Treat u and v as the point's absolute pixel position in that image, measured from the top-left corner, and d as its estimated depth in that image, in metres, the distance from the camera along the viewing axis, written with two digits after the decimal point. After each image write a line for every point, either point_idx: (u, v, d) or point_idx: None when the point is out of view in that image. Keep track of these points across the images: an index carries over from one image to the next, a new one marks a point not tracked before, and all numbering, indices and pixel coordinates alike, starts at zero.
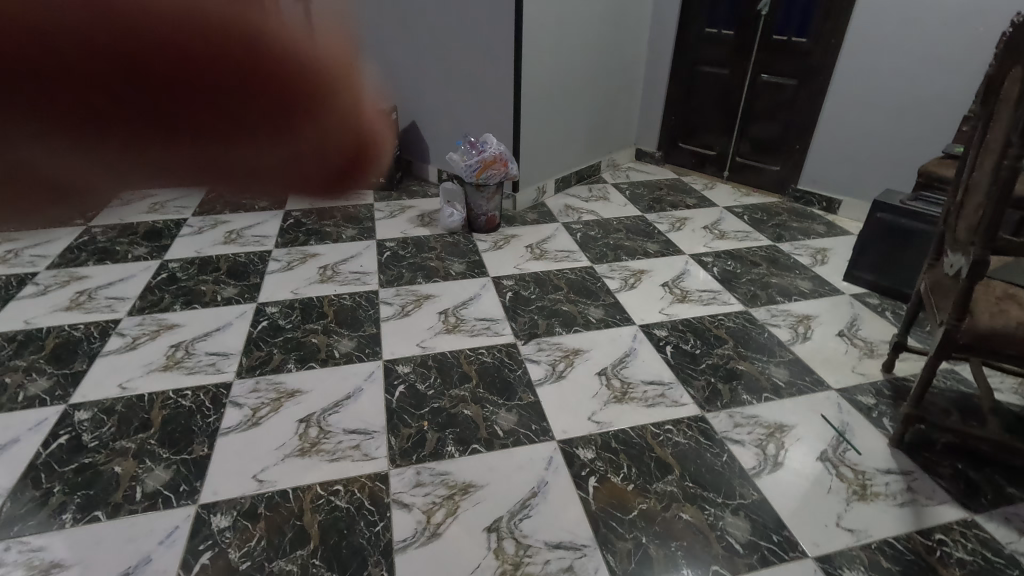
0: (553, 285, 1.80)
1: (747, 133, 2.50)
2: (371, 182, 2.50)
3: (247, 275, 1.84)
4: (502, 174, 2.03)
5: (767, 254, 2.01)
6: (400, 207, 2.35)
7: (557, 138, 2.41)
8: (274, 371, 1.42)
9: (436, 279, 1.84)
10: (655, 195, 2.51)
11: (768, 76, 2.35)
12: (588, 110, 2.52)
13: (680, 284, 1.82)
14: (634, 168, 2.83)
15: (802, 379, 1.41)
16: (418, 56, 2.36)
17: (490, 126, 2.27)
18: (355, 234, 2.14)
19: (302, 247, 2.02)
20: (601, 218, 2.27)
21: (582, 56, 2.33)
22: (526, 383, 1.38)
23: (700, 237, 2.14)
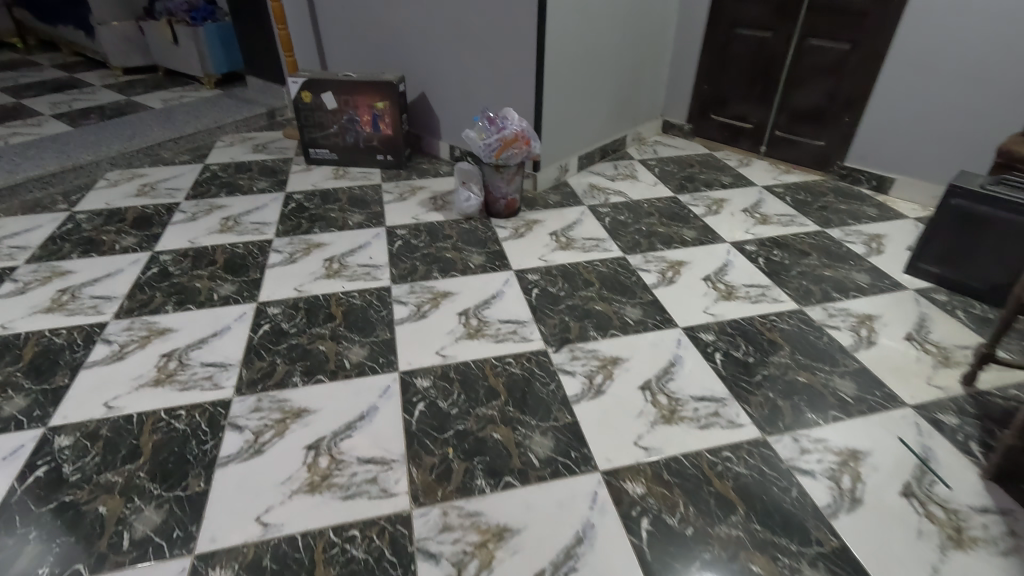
0: (582, 281, 1.63)
1: (788, 104, 2.28)
2: (378, 160, 2.31)
3: (245, 269, 1.67)
4: (524, 153, 1.83)
5: (816, 242, 1.82)
6: (410, 189, 2.16)
7: (580, 110, 2.20)
8: (277, 386, 1.26)
9: (454, 273, 1.67)
10: (686, 173, 2.30)
11: (817, 41, 2.11)
12: (614, 79, 2.29)
13: (723, 278, 1.64)
14: (661, 142, 2.61)
15: (872, 394, 1.25)
16: (427, 20, 2.13)
17: (508, 99, 2.06)
18: (362, 220, 1.96)
19: (305, 236, 1.85)
20: (631, 201, 2.08)
21: (608, 18, 2.10)
22: (561, 400, 1.22)
23: (740, 221, 1.94)
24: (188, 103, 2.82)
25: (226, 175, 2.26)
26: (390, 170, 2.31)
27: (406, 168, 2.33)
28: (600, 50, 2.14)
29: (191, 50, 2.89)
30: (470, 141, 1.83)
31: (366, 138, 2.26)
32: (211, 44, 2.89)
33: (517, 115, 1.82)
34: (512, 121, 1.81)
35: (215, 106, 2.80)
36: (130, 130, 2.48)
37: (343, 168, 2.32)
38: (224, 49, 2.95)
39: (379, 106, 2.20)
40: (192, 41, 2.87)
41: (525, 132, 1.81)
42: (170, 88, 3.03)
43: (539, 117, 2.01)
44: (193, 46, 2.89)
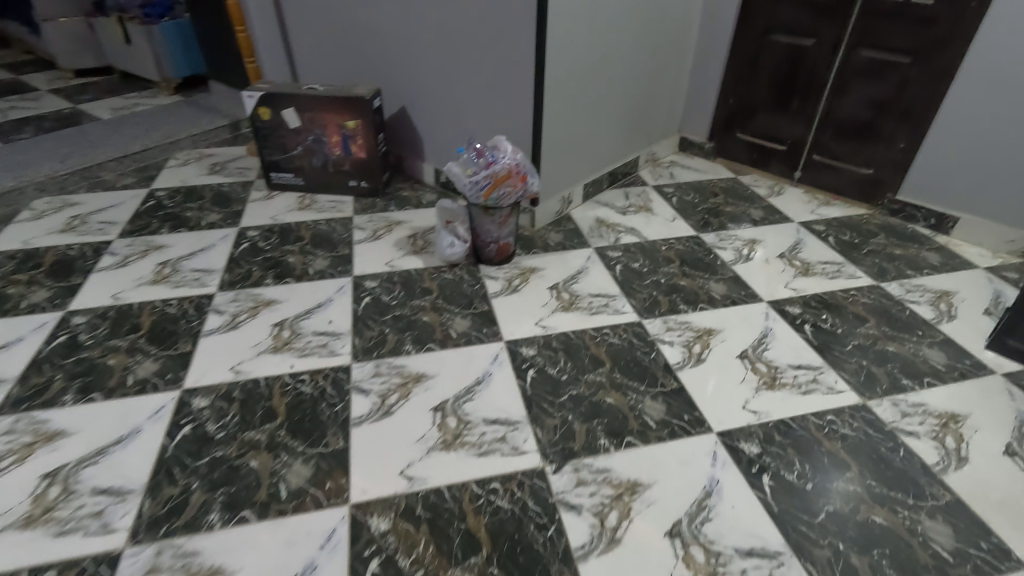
0: (589, 357, 1.32)
1: (831, 125, 1.95)
2: (352, 187, 1.99)
3: (173, 339, 1.36)
4: (519, 193, 1.51)
5: (872, 302, 1.51)
6: (386, 224, 1.84)
7: (586, 132, 1.87)
8: (187, 529, 0.96)
9: (431, 344, 1.36)
10: (709, 204, 1.98)
11: (871, 52, 1.78)
12: (627, 94, 1.96)
13: (764, 355, 1.33)
14: (678, 163, 2.28)
15: (975, 547, 0.94)
16: (408, 24, 1.80)
17: (503, 120, 1.74)
18: (326, 266, 1.64)
19: (254, 290, 1.53)
20: (646, 242, 1.76)
21: (622, 24, 1.77)
22: (563, 556, 0.92)
23: (777, 272, 1.62)
24: (141, 112, 2.49)
25: (173, 204, 1.94)
26: (366, 199, 1.99)
27: (384, 195, 2.02)
28: (610, 62, 1.81)
29: (146, 51, 2.55)
30: (452, 176, 1.50)
31: (337, 162, 1.94)
32: (167, 43, 2.55)
33: (511, 146, 1.51)
34: (505, 153, 1.49)
35: (171, 116, 2.47)
36: (68, 148, 2.16)
37: (311, 195, 2.00)
38: (184, 47, 2.60)
39: (350, 126, 1.87)
40: (146, 41, 2.53)
41: (520, 167, 1.48)
42: (124, 93, 2.69)
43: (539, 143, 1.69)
44: (147, 47, 2.55)
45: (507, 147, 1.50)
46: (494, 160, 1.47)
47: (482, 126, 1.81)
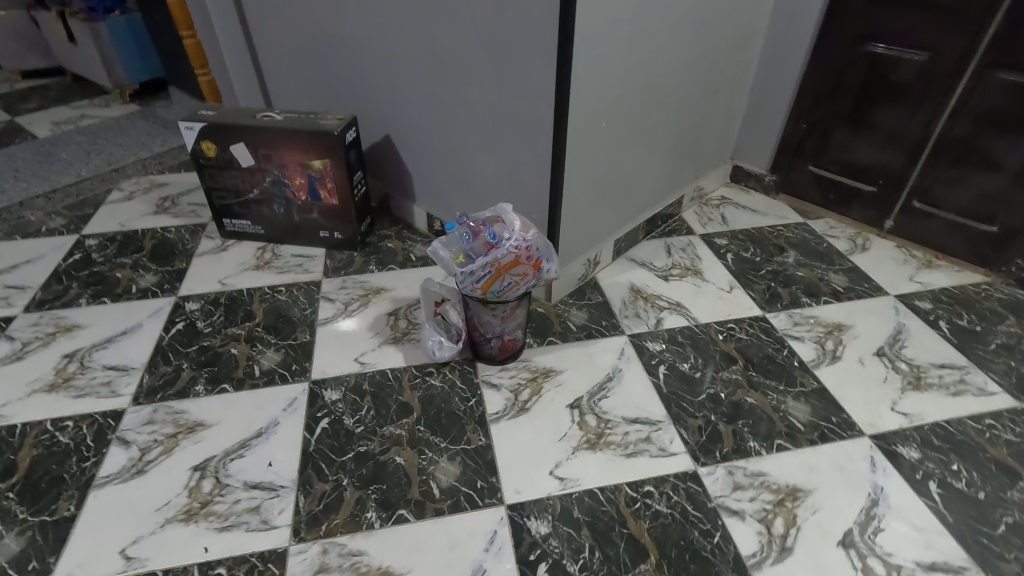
0: (626, 541, 0.93)
1: (940, 166, 1.50)
2: (324, 238, 1.59)
3: (53, 493, 1.00)
4: (527, 285, 1.10)
5: (1019, 440, 1.09)
6: (362, 293, 1.45)
7: (620, 177, 1.45)
8: None
9: (405, 508, 0.98)
10: (775, 266, 1.55)
11: (1012, 74, 1.32)
12: (671, 125, 1.53)
13: (878, 543, 0.92)
14: (731, 201, 1.84)
15: None
16: (389, 37, 1.37)
17: (513, 167, 1.33)
18: (277, 362, 1.26)
19: (177, 403, 1.16)
20: (697, 328, 1.34)
21: (672, 36, 1.33)
22: None
23: (878, 382, 1.21)
24: (86, 128, 2.11)
25: (102, 259, 1.57)
26: (340, 253, 1.59)
27: (365, 247, 1.62)
28: (653, 86, 1.38)
29: (94, 51, 2.16)
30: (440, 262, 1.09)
31: (304, 209, 1.55)
32: (116, 43, 2.16)
33: (520, 221, 1.09)
34: (510, 228, 1.07)
35: (120, 134, 2.08)
36: None
37: (273, 247, 1.62)
38: (138, 45, 2.22)
39: (316, 166, 1.46)
40: (92, 38, 2.14)
41: (531, 247, 1.06)
42: (72, 101, 2.30)
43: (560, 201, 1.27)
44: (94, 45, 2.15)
45: (512, 220, 1.08)
46: (495, 239, 1.06)
47: (486, 171, 1.40)
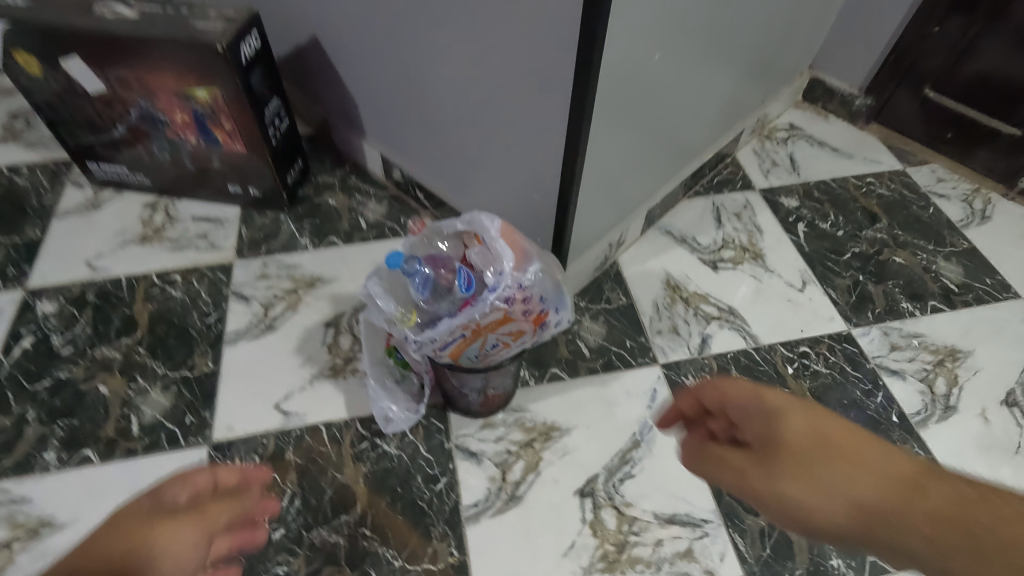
0: None
1: None
2: (237, 194, 1.12)
3: None
4: (519, 346, 0.70)
5: None
6: (291, 287, 1.03)
7: (661, 125, 0.96)
8: None
9: None
10: (862, 246, 1.12)
11: None
12: (747, 35, 0.99)
13: None
14: (803, 133, 1.34)
15: None
16: None
17: (501, 123, 0.84)
18: (165, 411, 0.88)
19: (17, 486, 0.81)
20: (757, 355, 0.97)
21: None
22: None
23: (1008, 455, 0.87)
24: None
25: None
26: (261, 216, 1.14)
27: (296, 205, 1.16)
28: None
29: None
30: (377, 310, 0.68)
31: (198, 156, 1.06)
32: None
33: (510, 251, 0.65)
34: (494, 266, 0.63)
35: None
36: None
37: (167, 205, 1.15)
38: None
39: (202, 97, 0.95)
40: None
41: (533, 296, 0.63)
42: None
43: (575, 186, 0.81)
44: None
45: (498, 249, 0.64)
46: (469, 289, 0.63)
47: (459, 120, 0.91)
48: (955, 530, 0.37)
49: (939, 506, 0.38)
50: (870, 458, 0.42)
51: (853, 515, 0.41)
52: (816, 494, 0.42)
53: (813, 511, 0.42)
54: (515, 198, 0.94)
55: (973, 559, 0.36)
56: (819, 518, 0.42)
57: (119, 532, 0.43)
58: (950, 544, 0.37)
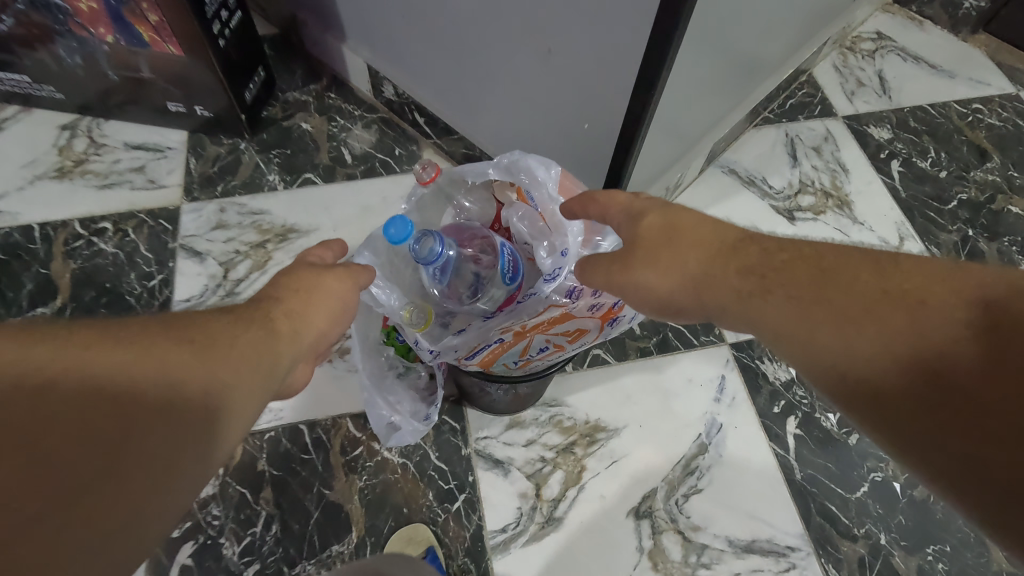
0: None
1: None
2: (179, 114, 0.86)
3: None
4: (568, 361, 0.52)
5: None
6: (257, 240, 0.80)
7: (749, 28, 0.70)
8: None
9: None
10: (971, 192, 0.91)
11: None
12: None
13: None
14: (894, 45, 1.07)
15: None
16: None
17: (540, 20, 0.59)
18: None
19: None
20: None
21: None
22: None
23: None
24: None
25: None
26: (215, 145, 0.88)
27: (260, 131, 0.90)
28: None
29: None
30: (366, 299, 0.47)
31: (121, 62, 0.79)
32: None
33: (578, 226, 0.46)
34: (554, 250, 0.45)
35: None
36: None
37: (89, 127, 0.88)
38: None
39: None
40: None
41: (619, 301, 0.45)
42: None
43: (648, 114, 0.58)
44: None
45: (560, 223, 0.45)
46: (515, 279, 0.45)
47: (476, 17, 0.65)
48: (752, 277, 0.34)
49: (744, 257, 0.36)
50: (698, 234, 0.38)
51: (682, 286, 0.38)
52: (656, 274, 0.38)
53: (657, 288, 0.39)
54: (553, 127, 0.70)
55: (781, 300, 0.33)
56: (671, 303, 0.39)
57: (289, 277, 0.41)
58: (763, 302, 0.33)
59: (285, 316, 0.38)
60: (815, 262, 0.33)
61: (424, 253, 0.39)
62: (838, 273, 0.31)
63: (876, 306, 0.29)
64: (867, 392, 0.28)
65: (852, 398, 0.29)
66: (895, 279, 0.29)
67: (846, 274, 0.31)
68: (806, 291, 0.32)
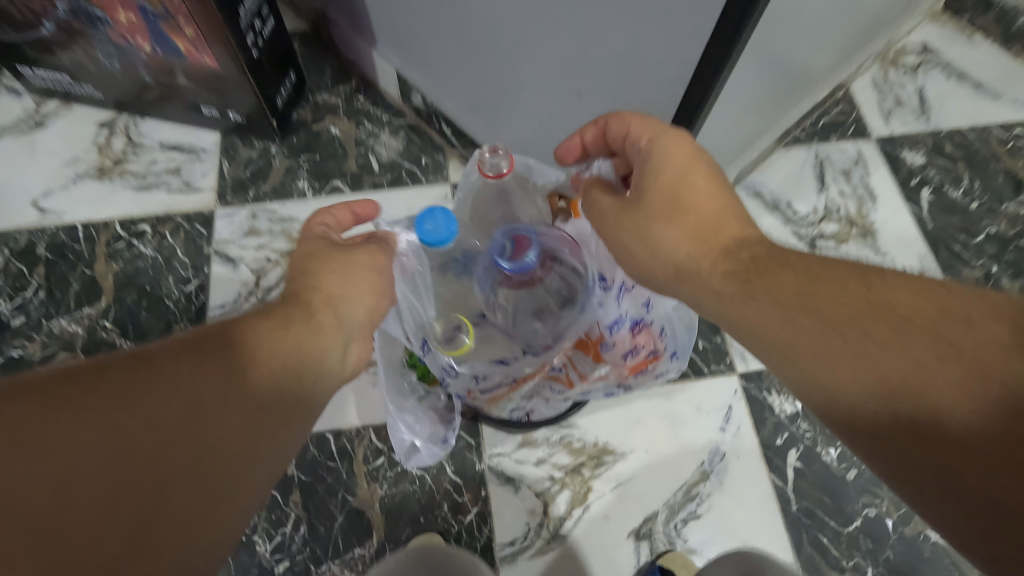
0: None
1: None
2: (213, 117, 0.88)
3: None
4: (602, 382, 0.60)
5: None
6: (286, 248, 0.83)
7: (787, 57, 0.69)
8: None
9: None
10: (1001, 226, 0.89)
11: None
12: None
13: None
14: (939, 59, 1.03)
15: None
16: None
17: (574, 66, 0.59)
18: None
19: None
20: None
21: None
22: None
23: None
24: None
25: None
26: (247, 147, 0.90)
27: (290, 134, 0.92)
28: None
29: None
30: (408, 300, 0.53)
31: (156, 67, 0.80)
32: None
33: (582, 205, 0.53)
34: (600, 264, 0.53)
35: None
36: None
37: (126, 125, 0.91)
38: None
39: None
40: None
41: (643, 323, 0.56)
42: None
43: None
44: None
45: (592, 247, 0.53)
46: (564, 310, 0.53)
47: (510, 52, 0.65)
48: (738, 282, 0.37)
49: (741, 257, 0.38)
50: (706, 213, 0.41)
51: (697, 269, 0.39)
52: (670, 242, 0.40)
53: (660, 247, 0.41)
54: None
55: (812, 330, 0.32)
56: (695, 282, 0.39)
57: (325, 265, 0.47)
58: (795, 325, 0.33)
59: (328, 308, 0.44)
60: (798, 275, 0.35)
61: (525, 257, 0.46)
62: (852, 295, 0.32)
63: (901, 345, 0.29)
64: (900, 437, 0.29)
65: (871, 449, 0.30)
66: (914, 309, 0.30)
67: (868, 315, 0.31)
68: (831, 342, 0.32)
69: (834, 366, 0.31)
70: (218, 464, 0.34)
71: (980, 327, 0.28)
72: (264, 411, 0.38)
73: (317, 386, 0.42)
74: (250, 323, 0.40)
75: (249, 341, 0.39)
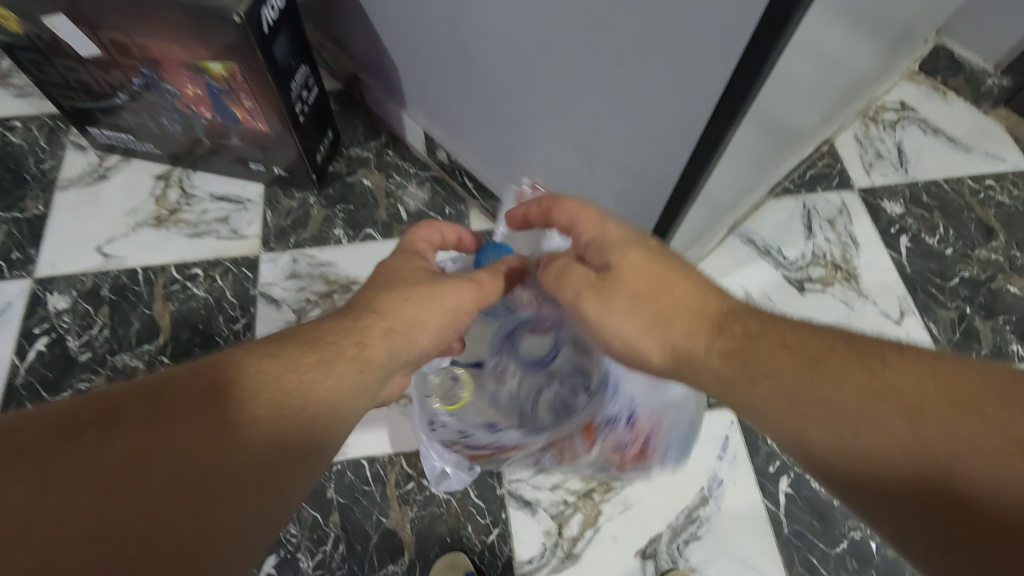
0: None
1: None
2: (259, 171, 0.98)
3: None
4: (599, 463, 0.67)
5: None
6: (324, 290, 0.92)
7: (773, 128, 0.78)
8: None
9: None
10: (973, 270, 0.98)
11: None
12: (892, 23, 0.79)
13: None
14: (916, 116, 1.13)
15: None
16: None
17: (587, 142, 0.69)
18: None
19: None
20: None
21: None
22: None
23: None
24: None
25: None
26: (288, 198, 1.00)
27: (327, 185, 1.01)
28: None
29: None
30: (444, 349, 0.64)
31: (214, 130, 0.91)
32: None
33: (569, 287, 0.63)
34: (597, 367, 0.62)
35: None
36: None
37: (180, 177, 1.01)
38: None
39: (214, 71, 0.78)
40: None
41: (637, 417, 0.62)
42: None
43: None
44: None
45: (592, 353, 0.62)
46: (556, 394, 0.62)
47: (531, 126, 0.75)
48: (738, 368, 0.42)
49: (739, 333, 0.44)
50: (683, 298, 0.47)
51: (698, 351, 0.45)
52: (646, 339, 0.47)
53: (654, 329, 0.47)
54: None
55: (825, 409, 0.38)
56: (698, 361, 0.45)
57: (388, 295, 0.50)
58: (807, 403, 0.39)
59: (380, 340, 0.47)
60: (796, 356, 0.41)
61: None
62: (853, 372, 0.38)
63: (901, 419, 0.34)
64: (914, 502, 0.33)
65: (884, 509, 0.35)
66: (911, 393, 0.35)
67: (874, 400, 0.36)
68: (845, 423, 0.37)
69: (860, 436, 0.36)
70: (219, 513, 0.35)
71: (983, 416, 0.32)
72: (274, 460, 0.39)
73: (330, 434, 0.43)
74: (263, 364, 0.41)
75: (262, 388, 0.40)
